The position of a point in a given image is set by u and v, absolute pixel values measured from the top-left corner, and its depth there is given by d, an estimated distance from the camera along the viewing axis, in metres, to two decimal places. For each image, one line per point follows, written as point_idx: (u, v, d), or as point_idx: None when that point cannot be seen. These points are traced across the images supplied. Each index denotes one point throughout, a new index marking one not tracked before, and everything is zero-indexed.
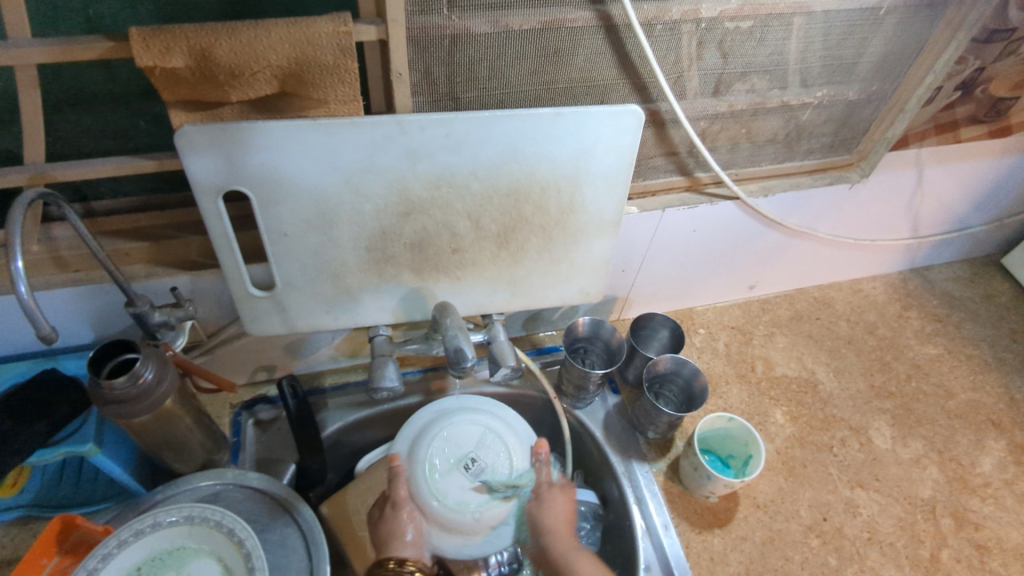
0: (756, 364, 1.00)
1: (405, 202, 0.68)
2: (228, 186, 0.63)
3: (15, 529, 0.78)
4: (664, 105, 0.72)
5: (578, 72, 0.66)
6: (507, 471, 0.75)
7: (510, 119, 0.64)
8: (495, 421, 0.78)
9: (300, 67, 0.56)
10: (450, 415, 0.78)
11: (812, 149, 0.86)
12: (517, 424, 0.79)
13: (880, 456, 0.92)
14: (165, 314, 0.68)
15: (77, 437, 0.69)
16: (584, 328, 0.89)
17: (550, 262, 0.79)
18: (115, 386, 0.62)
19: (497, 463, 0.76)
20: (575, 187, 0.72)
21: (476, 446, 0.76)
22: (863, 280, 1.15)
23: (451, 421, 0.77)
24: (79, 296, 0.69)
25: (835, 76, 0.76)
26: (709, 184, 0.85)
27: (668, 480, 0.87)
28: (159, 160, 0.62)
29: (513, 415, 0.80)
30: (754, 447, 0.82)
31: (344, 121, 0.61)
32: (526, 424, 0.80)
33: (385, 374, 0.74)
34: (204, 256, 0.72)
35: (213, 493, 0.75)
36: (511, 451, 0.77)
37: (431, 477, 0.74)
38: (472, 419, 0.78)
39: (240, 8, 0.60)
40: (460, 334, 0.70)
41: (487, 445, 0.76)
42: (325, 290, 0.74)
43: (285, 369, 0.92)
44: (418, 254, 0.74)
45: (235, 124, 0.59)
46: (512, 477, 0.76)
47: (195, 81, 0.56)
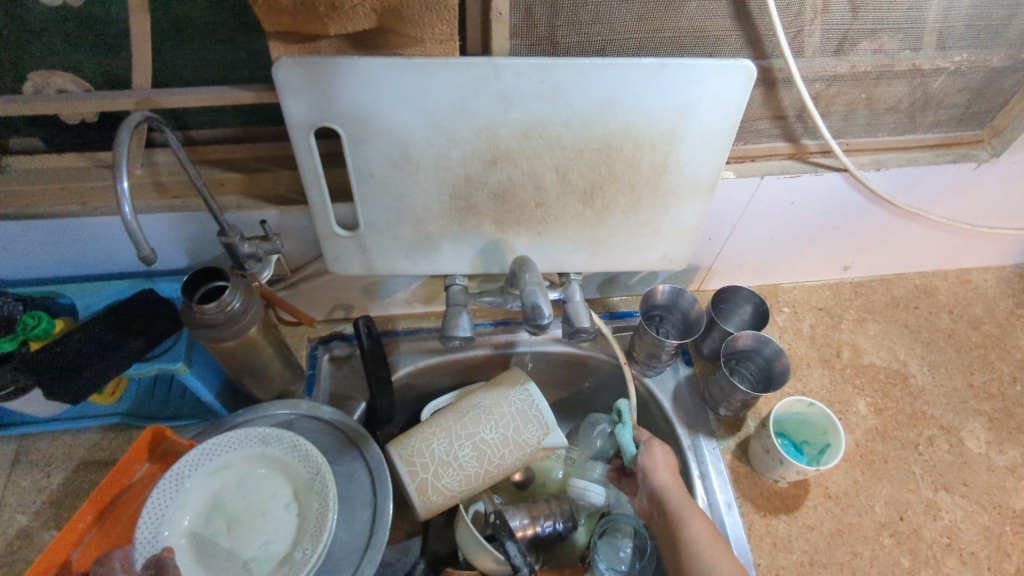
0: (842, 350, 0.95)
1: (493, 150, 0.67)
2: (321, 121, 0.63)
3: (113, 434, 0.84)
4: (778, 62, 0.66)
5: (688, 21, 0.61)
6: (236, 498, 0.70)
7: (612, 68, 0.60)
8: (236, 488, 0.70)
9: (400, 2, 0.55)
10: (236, 454, 0.71)
11: (938, 121, 0.78)
12: (226, 484, 0.70)
13: (971, 460, 0.86)
14: (253, 247, 0.71)
15: (169, 355, 0.72)
16: (663, 296, 0.86)
17: (636, 224, 0.76)
18: (205, 311, 0.66)
19: (216, 538, 0.67)
20: (672, 146, 0.68)
21: (247, 504, 0.70)
22: (973, 270, 1.05)
23: (252, 460, 0.72)
24: (177, 223, 0.72)
25: (979, 39, 0.67)
26: (816, 154, 0.79)
27: (735, 459, 0.85)
28: (256, 92, 0.62)
29: (230, 491, 0.70)
30: (834, 435, 0.78)
31: (440, 61, 0.59)
32: (211, 471, 0.70)
33: (459, 324, 0.74)
34: (293, 192, 0.73)
35: (288, 421, 0.80)
36: (213, 524, 0.68)
37: (276, 524, 0.69)
38: (242, 497, 0.70)
39: None
40: (537, 291, 0.68)
41: (166, 501, 0.66)
42: (406, 236, 0.75)
43: (362, 310, 0.95)
44: (502, 205, 0.72)
45: (333, 58, 0.59)
46: (232, 499, 0.70)
47: (296, 12, 0.55)
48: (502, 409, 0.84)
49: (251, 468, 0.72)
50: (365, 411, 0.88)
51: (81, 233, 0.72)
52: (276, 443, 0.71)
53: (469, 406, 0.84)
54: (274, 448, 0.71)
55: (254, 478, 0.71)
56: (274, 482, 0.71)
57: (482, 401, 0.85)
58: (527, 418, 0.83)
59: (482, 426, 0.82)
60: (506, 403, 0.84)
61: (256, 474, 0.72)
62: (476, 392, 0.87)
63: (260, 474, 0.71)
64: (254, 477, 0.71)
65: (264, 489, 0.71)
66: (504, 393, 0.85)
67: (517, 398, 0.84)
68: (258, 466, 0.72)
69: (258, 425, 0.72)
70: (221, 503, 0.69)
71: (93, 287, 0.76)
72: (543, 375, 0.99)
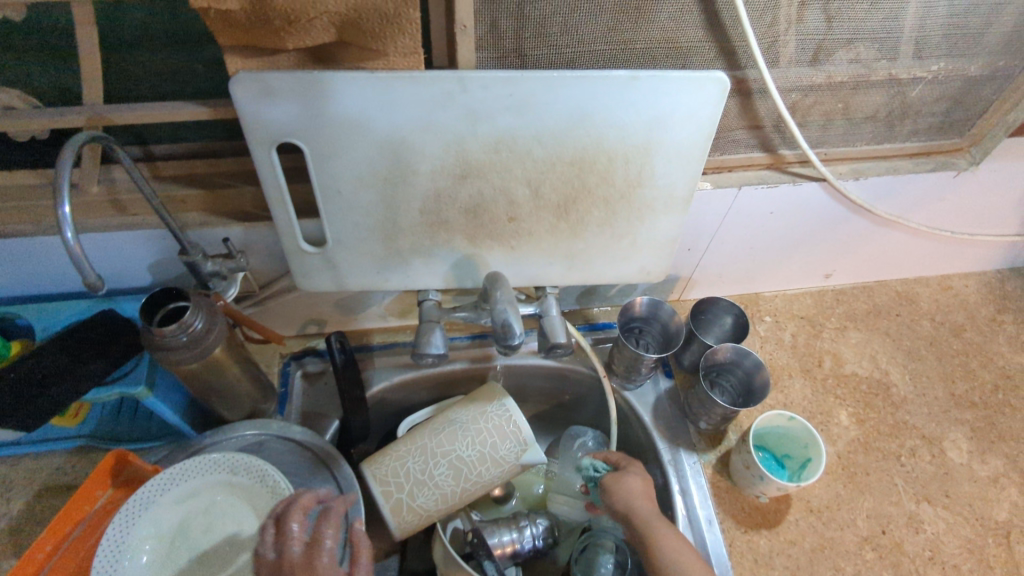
0: (824, 359, 0.94)
1: (462, 165, 0.65)
2: (282, 137, 0.61)
3: (76, 458, 0.82)
4: (753, 72, 0.65)
5: (659, 32, 0.59)
6: (202, 526, 0.67)
7: (582, 81, 0.58)
8: (203, 516, 0.68)
9: (359, 15, 0.53)
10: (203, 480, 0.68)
11: (917, 130, 0.76)
12: (193, 511, 0.68)
13: (953, 471, 0.85)
14: (217, 265, 0.69)
15: (130, 378, 0.70)
16: (642, 308, 0.85)
17: (611, 237, 0.74)
18: (166, 333, 0.64)
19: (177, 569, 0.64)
20: (646, 159, 0.66)
21: (212, 533, 0.67)
22: (954, 276, 1.04)
23: (220, 487, 0.69)
24: (136, 241, 0.70)
25: (956, 48, 0.66)
26: (794, 164, 0.78)
27: (716, 473, 0.84)
28: (214, 107, 0.60)
29: (196, 520, 0.67)
30: (814, 450, 0.76)
31: (403, 75, 0.57)
32: (177, 497, 0.67)
33: (432, 341, 0.72)
34: (258, 208, 0.71)
35: (257, 442, 0.78)
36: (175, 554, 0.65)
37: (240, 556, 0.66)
38: (207, 526, 0.67)
39: None
40: (509, 308, 0.66)
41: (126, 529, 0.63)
42: (376, 252, 0.73)
43: (335, 325, 0.93)
44: (474, 220, 0.71)
45: (292, 73, 0.57)
46: (198, 528, 0.67)
47: (251, 26, 0.53)
48: (479, 425, 0.81)
49: (218, 495, 0.69)
50: (338, 429, 0.86)
51: (35, 253, 0.69)
52: (246, 472, 0.69)
53: (445, 421, 0.82)
54: (243, 477, 0.69)
55: (221, 507, 0.68)
56: (241, 512, 0.68)
57: (458, 416, 0.82)
58: (504, 433, 0.81)
59: (459, 442, 0.80)
60: (483, 419, 0.82)
61: (223, 502, 0.69)
62: (452, 407, 0.84)
63: (227, 502, 0.68)
64: (222, 505, 0.69)
65: (230, 518, 0.68)
66: (481, 408, 0.83)
67: (495, 413, 0.82)
68: (226, 492, 0.69)
69: (229, 452, 0.69)
70: (185, 530, 0.66)
71: (51, 308, 0.73)
72: (522, 388, 0.97)
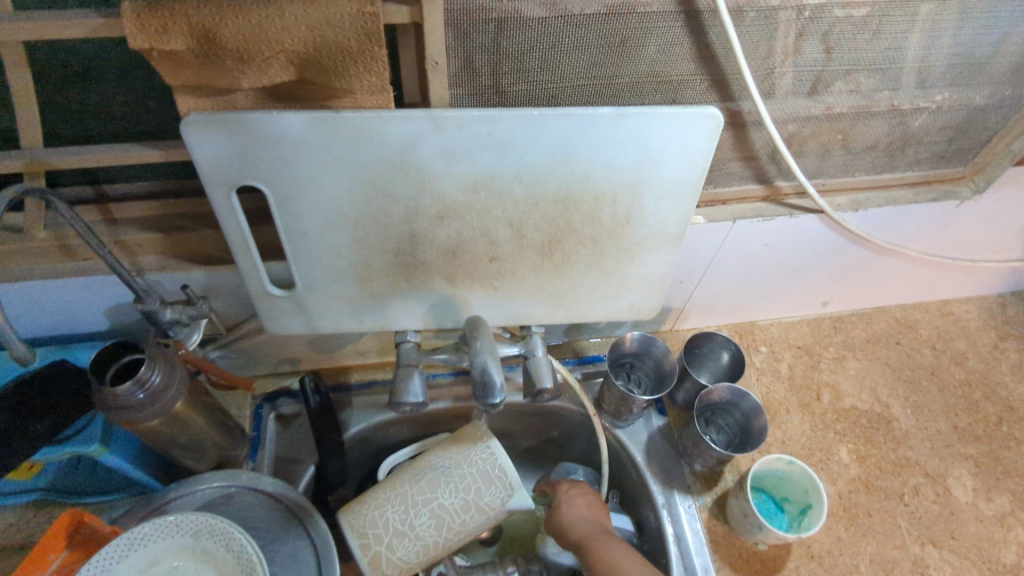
0: (822, 393, 0.90)
1: (438, 206, 0.60)
2: (241, 180, 0.56)
3: (32, 512, 0.77)
4: (747, 105, 0.61)
5: (647, 66, 0.55)
6: None
7: (564, 118, 0.54)
8: None
9: (319, 53, 0.48)
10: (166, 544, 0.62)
11: (919, 159, 0.73)
12: None
13: (959, 510, 0.81)
14: (176, 312, 0.64)
15: (85, 435, 0.66)
16: (633, 344, 0.81)
17: (599, 275, 0.70)
18: (119, 391, 0.59)
19: None
20: (634, 197, 0.62)
21: None
22: (954, 301, 1.01)
23: (184, 554, 0.62)
24: (89, 287, 0.65)
25: (961, 77, 0.62)
26: (790, 195, 0.74)
27: (712, 518, 0.79)
28: (166, 149, 0.56)
29: None
30: (815, 495, 0.72)
31: (371, 114, 0.53)
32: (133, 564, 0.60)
33: (410, 388, 0.67)
34: (221, 250, 0.66)
35: (226, 495, 0.72)
36: None
37: None
38: None
39: None
40: (490, 357, 0.61)
41: None
42: (349, 293, 0.69)
43: (310, 363, 0.88)
44: (452, 260, 0.66)
45: (249, 114, 0.52)
46: None
47: (200, 65, 0.48)
48: (462, 470, 0.75)
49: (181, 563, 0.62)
50: (313, 476, 0.82)
51: None
52: (216, 536, 0.63)
53: (426, 467, 0.76)
54: (210, 542, 0.63)
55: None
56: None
57: (440, 460, 0.76)
58: (488, 478, 0.74)
59: (440, 491, 0.74)
60: (466, 463, 0.75)
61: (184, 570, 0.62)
62: (433, 449, 0.78)
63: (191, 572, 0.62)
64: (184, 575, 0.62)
65: None
66: (463, 451, 0.76)
67: (479, 456, 0.75)
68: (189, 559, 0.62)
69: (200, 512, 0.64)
70: None
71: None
72: (509, 425, 0.93)
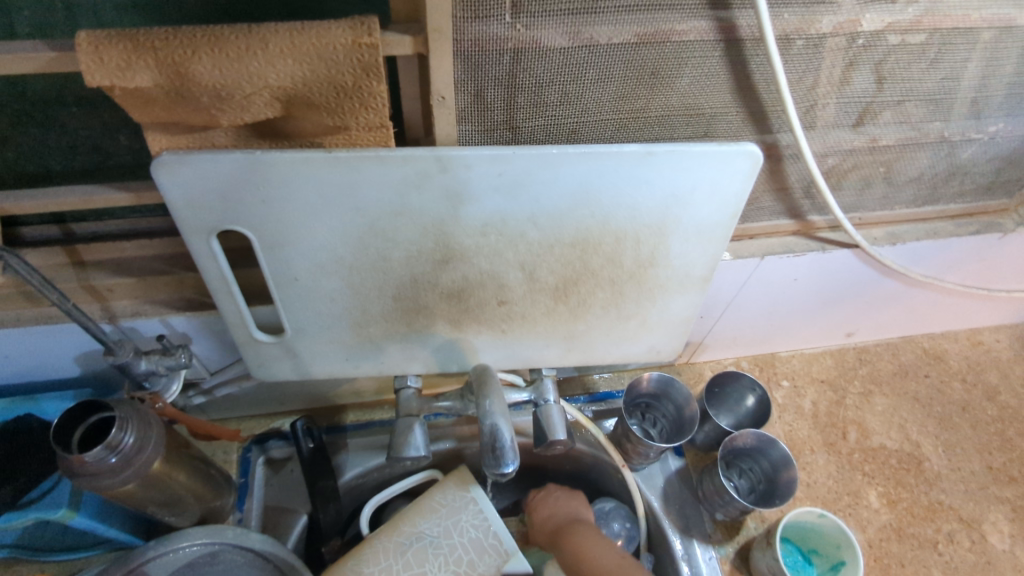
0: (848, 431, 0.85)
1: (443, 249, 0.54)
2: (222, 225, 0.50)
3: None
4: (785, 137, 0.55)
5: (679, 98, 0.49)
6: None
7: (586, 158, 0.48)
8: None
9: (309, 89, 0.42)
10: None
11: (963, 191, 0.67)
12: None
13: (996, 560, 0.76)
14: (152, 363, 0.58)
15: (50, 498, 0.59)
16: (650, 384, 0.75)
17: (618, 318, 0.64)
18: (87, 456, 0.52)
19: None
20: (660, 239, 0.56)
21: None
22: (984, 330, 0.95)
23: None
24: (55, 336, 0.59)
25: (1019, 106, 0.57)
26: (823, 228, 0.68)
27: (734, 570, 0.74)
28: (136, 191, 0.49)
29: None
30: (848, 552, 0.67)
31: (368, 154, 0.47)
32: None
33: (411, 441, 0.61)
34: (202, 293, 0.60)
35: (209, 553, 0.64)
36: None
37: None
38: None
39: (235, 11, 0.47)
40: (500, 416, 0.56)
41: None
42: (343, 339, 0.63)
43: (302, 402, 0.82)
44: (457, 305, 0.60)
45: (229, 154, 0.46)
46: None
47: (172, 103, 0.42)
48: (453, 540, 0.64)
49: None
50: (305, 526, 0.76)
51: None
52: None
53: (411, 534, 0.65)
54: None
55: None
56: None
57: (427, 528, 0.65)
58: (482, 549, 0.64)
59: (429, 566, 0.63)
60: (458, 532, 0.65)
61: None
62: (416, 511, 0.67)
63: None
64: None
65: None
66: (453, 515, 0.66)
67: (470, 524, 0.66)
68: None
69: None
70: None
71: None
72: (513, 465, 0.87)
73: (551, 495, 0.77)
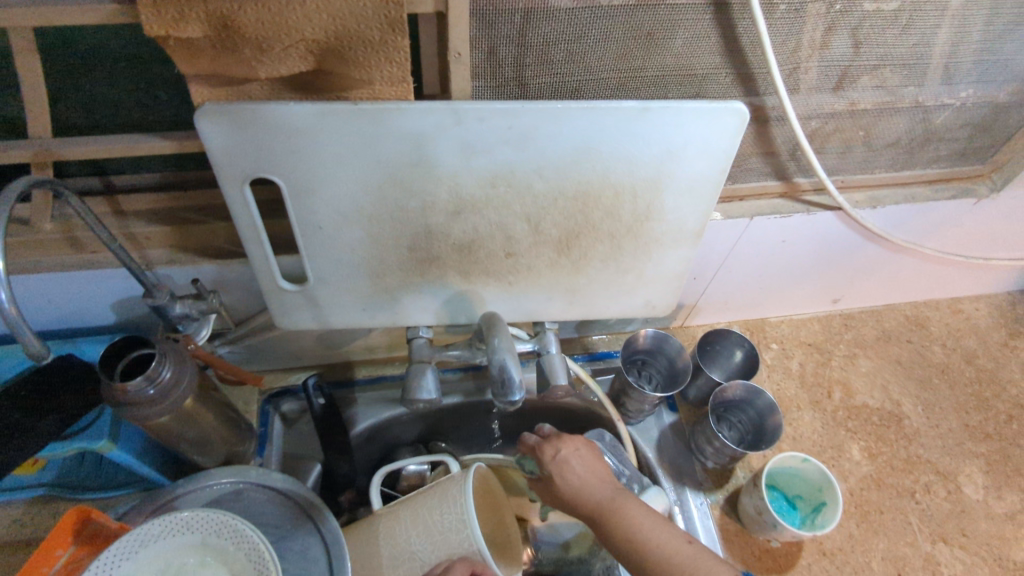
0: (833, 390, 0.90)
1: (455, 200, 0.59)
2: (254, 173, 0.55)
3: (36, 509, 0.75)
4: (771, 100, 0.60)
5: (673, 59, 0.54)
6: None
7: (589, 112, 0.53)
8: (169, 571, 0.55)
9: (340, 43, 0.47)
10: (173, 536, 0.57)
11: (939, 156, 0.72)
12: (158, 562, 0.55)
13: (970, 508, 0.81)
14: (186, 306, 0.62)
15: (91, 431, 0.64)
16: (646, 340, 0.80)
17: (617, 271, 0.69)
18: (129, 386, 0.57)
19: None
20: (655, 193, 0.61)
21: None
22: (964, 299, 1.00)
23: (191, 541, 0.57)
24: (96, 280, 0.64)
25: (987, 74, 0.62)
26: (808, 191, 0.73)
27: (724, 515, 0.79)
28: (178, 140, 0.54)
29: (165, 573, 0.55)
30: (829, 494, 0.72)
31: (390, 106, 0.51)
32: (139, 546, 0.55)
33: (423, 384, 0.65)
34: (232, 243, 0.65)
35: (235, 492, 0.68)
36: None
37: None
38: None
39: None
40: (507, 353, 0.60)
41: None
42: (361, 288, 0.67)
43: (318, 358, 0.87)
44: (468, 256, 0.65)
45: (264, 105, 0.50)
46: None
47: (217, 54, 0.47)
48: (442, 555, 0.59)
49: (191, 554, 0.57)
50: (321, 474, 0.81)
51: None
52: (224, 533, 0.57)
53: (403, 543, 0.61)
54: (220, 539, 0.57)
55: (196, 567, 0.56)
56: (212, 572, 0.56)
57: (412, 543, 0.61)
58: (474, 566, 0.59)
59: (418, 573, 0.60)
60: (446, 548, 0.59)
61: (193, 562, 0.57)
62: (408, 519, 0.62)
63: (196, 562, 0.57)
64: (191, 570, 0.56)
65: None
66: (440, 529, 0.60)
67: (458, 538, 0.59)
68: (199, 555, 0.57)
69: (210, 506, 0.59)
70: None
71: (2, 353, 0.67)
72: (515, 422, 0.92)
73: (573, 460, 0.63)
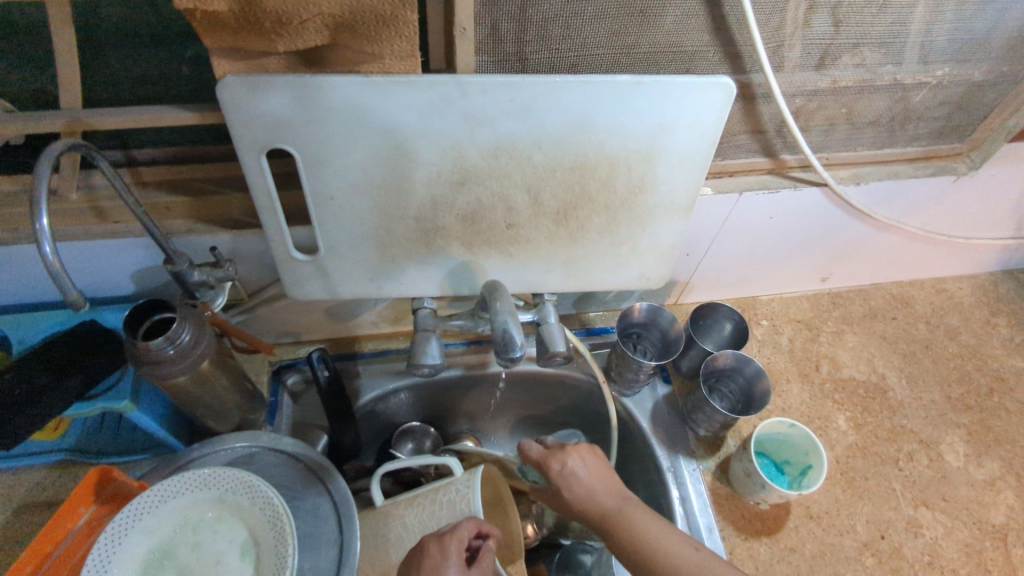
0: (821, 363, 0.93)
1: (460, 171, 0.63)
2: (271, 143, 0.58)
3: (56, 473, 0.78)
4: (758, 77, 0.64)
5: (664, 36, 0.58)
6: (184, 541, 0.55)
7: (585, 86, 0.57)
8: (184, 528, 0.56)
9: (354, 17, 0.51)
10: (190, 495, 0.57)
11: (918, 135, 0.76)
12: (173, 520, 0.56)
13: (950, 475, 0.84)
14: (204, 274, 0.65)
15: (113, 393, 0.67)
16: (641, 313, 0.84)
17: (613, 242, 0.72)
18: (151, 346, 0.60)
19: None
20: (649, 164, 0.64)
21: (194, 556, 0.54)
22: (948, 279, 1.04)
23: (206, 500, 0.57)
24: (118, 249, 0.67)
25: (961, 54, 0.65)
26: (795, 168, 0.76)
27: (715, 480, 0.82)
28: (199, 111, 0.57)
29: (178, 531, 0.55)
30: (815, 457, 0.75)
31: (400, 79, 0.55)
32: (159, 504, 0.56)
33: (429, 351, 0.68)
34: (247, 214, 0.68)
35: (248, 455, 0.69)
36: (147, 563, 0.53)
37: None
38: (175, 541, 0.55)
39: None
40: (509, 318, 0.64)
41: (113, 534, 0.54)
42: (369, 258, 0.71)
43: (326, 332, 0.90)
44: (471, 227, 0.69)
45: (281, 77, 0.54)
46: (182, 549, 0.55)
47: (240, 28, 0.50)
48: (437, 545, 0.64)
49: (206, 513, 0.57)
50: (327, 443, 0.84)
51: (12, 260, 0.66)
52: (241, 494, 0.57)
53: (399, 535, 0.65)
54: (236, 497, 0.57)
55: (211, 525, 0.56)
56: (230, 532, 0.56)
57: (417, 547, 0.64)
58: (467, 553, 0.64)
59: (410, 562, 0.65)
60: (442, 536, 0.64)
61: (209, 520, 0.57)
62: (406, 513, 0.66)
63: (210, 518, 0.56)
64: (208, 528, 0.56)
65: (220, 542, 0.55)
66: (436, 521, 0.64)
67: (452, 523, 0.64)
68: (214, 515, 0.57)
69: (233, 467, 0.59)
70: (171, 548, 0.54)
71: (28, 319, 0.70)
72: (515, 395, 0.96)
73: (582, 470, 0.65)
